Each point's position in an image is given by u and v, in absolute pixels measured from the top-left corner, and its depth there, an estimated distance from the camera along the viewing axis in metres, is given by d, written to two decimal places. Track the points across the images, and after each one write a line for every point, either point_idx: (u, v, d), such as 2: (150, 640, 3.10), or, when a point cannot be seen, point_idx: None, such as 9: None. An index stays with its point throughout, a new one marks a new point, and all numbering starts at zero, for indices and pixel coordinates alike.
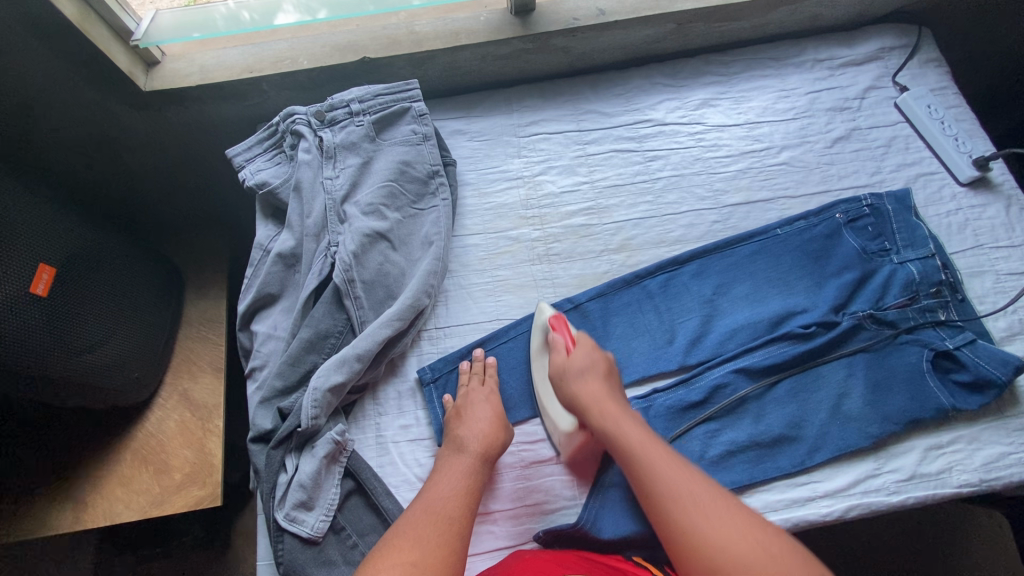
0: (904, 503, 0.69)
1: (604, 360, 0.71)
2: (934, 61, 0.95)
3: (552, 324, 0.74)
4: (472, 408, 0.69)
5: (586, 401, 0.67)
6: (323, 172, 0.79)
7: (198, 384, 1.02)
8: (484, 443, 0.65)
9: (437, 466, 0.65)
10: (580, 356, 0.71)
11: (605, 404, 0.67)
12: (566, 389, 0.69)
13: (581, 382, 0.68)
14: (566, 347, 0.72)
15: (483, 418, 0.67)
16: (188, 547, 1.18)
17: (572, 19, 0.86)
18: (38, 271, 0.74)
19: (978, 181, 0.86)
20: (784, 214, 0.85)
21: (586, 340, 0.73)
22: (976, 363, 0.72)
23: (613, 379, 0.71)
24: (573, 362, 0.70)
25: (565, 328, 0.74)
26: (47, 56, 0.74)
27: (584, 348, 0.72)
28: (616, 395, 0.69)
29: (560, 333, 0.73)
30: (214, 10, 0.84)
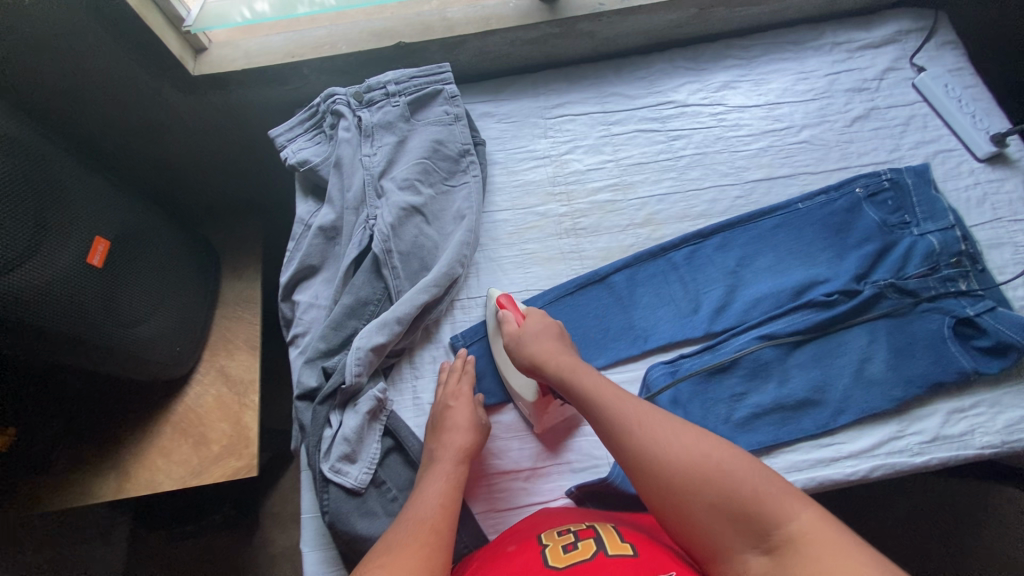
0: (927, 464, 0.70)
1: (555, 327, 0.73)
2: (951, 43, 0.97)
3: (501, 302, 0.76)
4: (450, 415, 0.68)
5: (544, 356, 0.68)
6: (361, 149, 0.83)
7: (235, 361, 1.06)
8: (457, 450, 0.66)
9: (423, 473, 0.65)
10: (534, 321, 0.72)
11: (563, 357, 0.68)
12: (524, 353, 0.69)
13: (535, 343, 0.69)
14: (518, 320, 0.73)
15: (457, 426, 0.67)
16: (221, 523, 1.22)
17: (597, 3, 0.89)
18: (95, 243, 0.78)
19: (996, 157, 0.88)
20: (805, 189, 0.87)
21: (536, 311, 0.75)
22: (997, 329, 0.73)
23: (567, 341, 0.73)
24: (528, 328, 0.71)
25: (513, 305, 0.75)
26: (110, 43, 0.79)
27: (537, 316, 0.74)
28: (570, 351, 0.70)
29: (509, 310, 0.75)
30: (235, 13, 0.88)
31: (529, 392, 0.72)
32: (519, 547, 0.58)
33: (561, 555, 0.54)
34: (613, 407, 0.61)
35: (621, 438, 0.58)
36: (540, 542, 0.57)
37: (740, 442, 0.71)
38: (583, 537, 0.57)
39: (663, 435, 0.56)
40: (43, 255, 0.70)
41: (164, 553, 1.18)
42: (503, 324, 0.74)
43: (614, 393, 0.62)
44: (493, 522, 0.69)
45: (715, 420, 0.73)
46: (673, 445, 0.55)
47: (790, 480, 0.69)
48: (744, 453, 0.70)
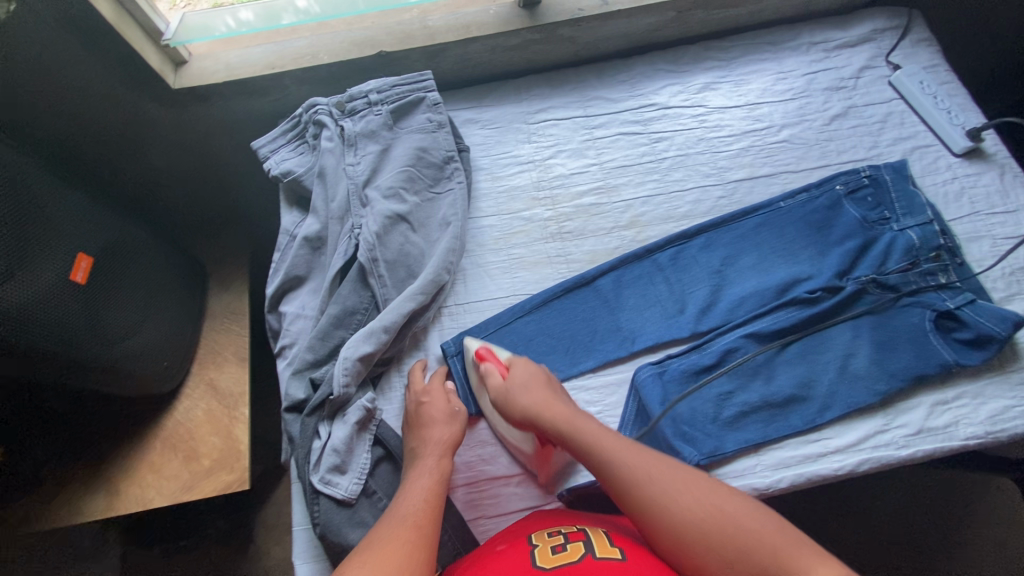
0: (913, 457, 0.71)
1: (541, 372, 0.72)
2: (925, 41, 0.98)
3: (478, 354, 0.74)
4: (426, 411, 0.69)
5: (538, 407, 0.67)
6: (345, 159, 0.83)
7: (224, 373, 1.05)
8: (441, 443, 0.66)
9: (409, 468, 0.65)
10: (518, 372, 0.71)
11: (557, 409, 0.67)
12: (513, 408, 0.68)
13: (525, 395, 0.68)
14: (501, 371, 0.72)
15: (436, 419, 0.68)
16: (215, 538, 1.21)
17: (577, 9, 0.90)
18: (77, 260, 0.78)
19: (972, 152, 0.89)
20: (787, 187, 0.88)
21: (517, 360, 0.73)
22: (978, 321, 0.74)
23: (556, 385, 0.72)
24: (514, 379, 0.70)
25: (494, 356, 0.74)
26: (87, 57, 0.79)
27: (520, 365, 0.72)
28: (562, 398, 0.70)
29: (490, 361, 0.73)
30: (219, 23, 0.87)
31: (526, 444, 0.70)
32: (510, 546, 0.58)
33: (550, 556, 0.55)
34: (612, 457, 0.61)
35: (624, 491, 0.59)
36: (530, 541, 0.58)
37: (729, 440, 0.71)
38: (573, 539, 0.57)
39: (665, 483, 0.58)
40: (25, 273, 0.69)
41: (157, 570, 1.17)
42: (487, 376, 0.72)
43: (615, 441, 0.63)
44: (485, 528, 0.69)
45: (704, 420, 0.73)
46: (676, 496, 0.57)
47: (780, 477, 0.70)
48: (732, 451, 0.71)
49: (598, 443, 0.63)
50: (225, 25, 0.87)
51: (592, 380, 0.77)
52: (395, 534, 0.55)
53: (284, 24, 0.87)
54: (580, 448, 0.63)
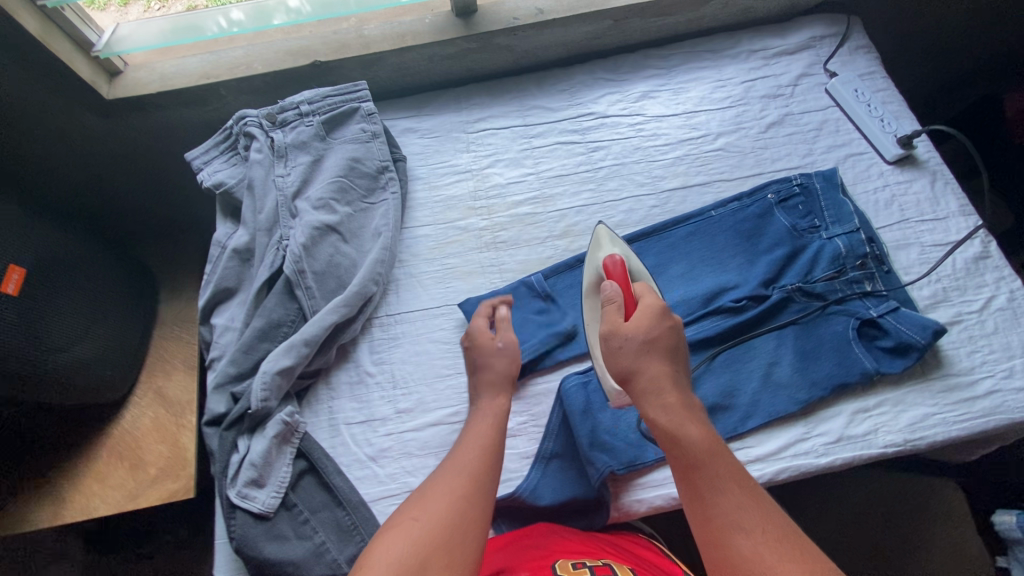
0: (832, 465, 0.72)
1: (670, 329, 0.62)
2: (863, 48, 0.99)
3: (608, 267, 0.69)
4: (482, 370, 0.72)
5: (650, 382, 0.58)
6: (274, 170, 0.83)
7: (172, 381, 1.03)
8: (492, 411, 0.69)
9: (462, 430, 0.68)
10: (643, 322, 0.61)
11: (672, 394, 0.58)
12: (616, 362, 0.61)
13: (642, 358, 0.59)
14: (623, 304, 0.65)
15: (491, 380, 0.72)
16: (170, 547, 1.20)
17: (511, 18, 0.91)
18: (8, 272, 0.77)
19: (904, 159, 0.90)
20: (720, 196, 0.89)
21: (652, 300, 0.64)
22: (898, 329, 0.75)
23: (680, 352, 0.62)
24: (633, 332, 0.61)
25: (620, 277, 0.68)
26: (13, 70, 0.78)
27: (651, 313, 0.62)
28: (682, 379, 0.60)
29: (615, 286, 0.66)
30: (208, 24, 0.86)
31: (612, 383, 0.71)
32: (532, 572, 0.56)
33: None
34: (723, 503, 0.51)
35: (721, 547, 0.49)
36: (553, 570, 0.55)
37: (650, 450, 0.72)
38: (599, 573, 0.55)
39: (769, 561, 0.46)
40: None
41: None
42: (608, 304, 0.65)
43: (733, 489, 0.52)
44: None
45: (627, 430, 0.73)
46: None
47: None
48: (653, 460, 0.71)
49: (708, 456, 0.54)
50: (216, 25, 0.85)
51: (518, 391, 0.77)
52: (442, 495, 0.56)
53: (275, 24, 0.85)
54: (685, 456, 0.54)
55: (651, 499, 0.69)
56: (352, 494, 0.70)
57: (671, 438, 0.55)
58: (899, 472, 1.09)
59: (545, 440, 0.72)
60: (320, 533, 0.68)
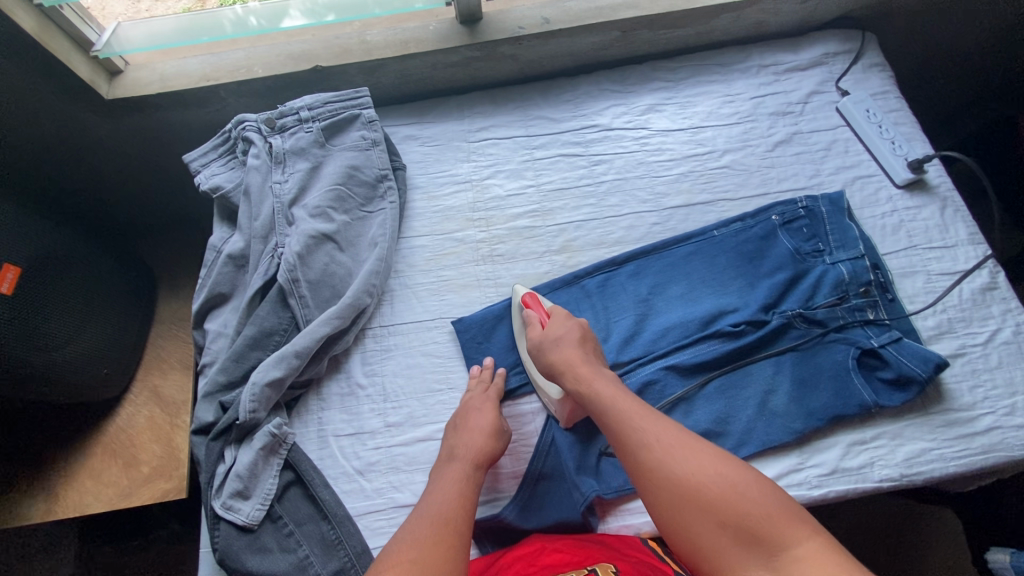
0: (825, 497, 0.70)
1: (578, 328, 0.73)
2: (877, 66, 0.97)
3: (525, 300, 0.78)
4: (474, 418, 0.71)
5: (563, 365, 0.69)
6: (272, 176, 0.82)
7: (168, 381, 1.02)
8: (475, 451, 0.68)
9: (433, 480, 0.66)
10: (557, 324, 0.73)
11: (582, 367, 0.68)
12: (543, 357, 0.71)
13: (557, 349, 0.70)
14: (541, 320, 0.75)
15: (479, 429, 0.69)
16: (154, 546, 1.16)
17: (517, 27, 0.89)
18: (3, 270, 0.76)
19: (914, 184, 0.87)
20: (723, 216, 0.87)
21: (560, 311, 0.76)
22: (899, 361, 0.74)
23: (591, 345, 0.72)
24: (550, 332, 0.72)
25: (539, 305, 0.77)
26: (16, 70, 0.78)
27: (560, 317, 0.74)
28: (593, 360, 0.70)
29: (533, 310, 0.76)
30: (223, 14, 0.86)
31: (553, 390, 0.72)
32: None
33: None
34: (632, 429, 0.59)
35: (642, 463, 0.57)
36: None
37: None
38: None
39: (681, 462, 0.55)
40: None
41: None
42: (529, 324, 0.76)
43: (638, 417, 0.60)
44: None
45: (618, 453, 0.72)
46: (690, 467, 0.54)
47: None
48: None
49: (616, 400, 0.63)
50: (232, 13, 0.86)
51: (510, 409, 0.77)
52: (425, 543, 0.56)
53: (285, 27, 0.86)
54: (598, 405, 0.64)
55: (642, 525, 0.68)
56: (337, 508, 0.70)
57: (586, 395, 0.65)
58: (894, 493, 1.04)
59: (534, 461, 0.72)
60: (304, 546, 0.68)
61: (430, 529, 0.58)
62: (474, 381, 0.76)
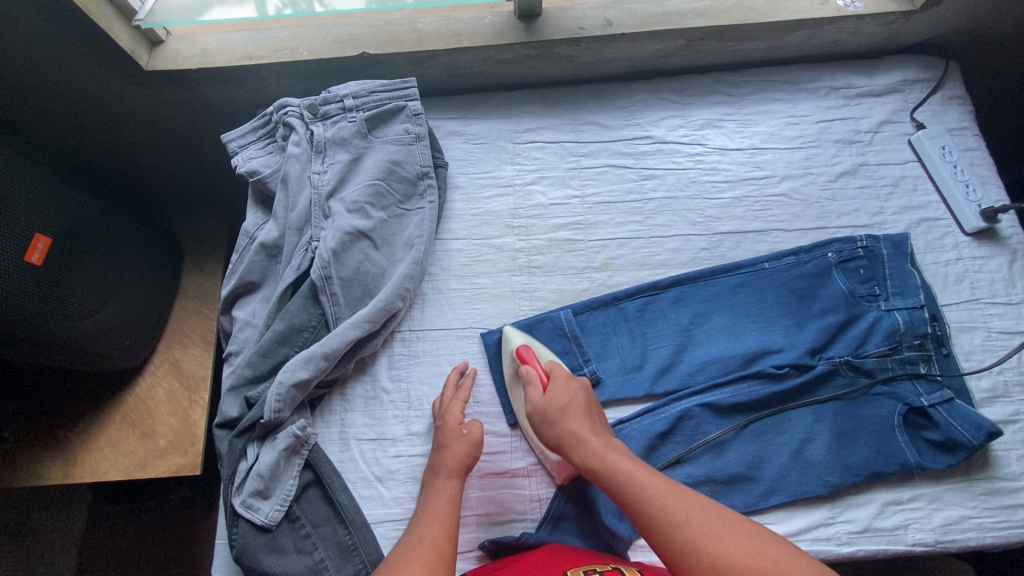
0: (853, 555, 0.68)
1: (582, 393, 0.67)
2: (957, 99, 0.90)
3: (522, 353, 0.72)
4: (440, 432, 0.70)
5: (571, 436, 0.63)
6: (311, 166, 0.79)
7: (189, 355, 0.99)
8: (453, 464, 0.67)
9: (423, 497, 0.65)
10: (559, 390, 0.67)
11: (591, 439, 0.62)
12: (553, 432, 0.65)
13: (564, 420, 0.64)
14: (541, 381, 0.69)
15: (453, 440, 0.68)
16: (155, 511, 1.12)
17: (577, 27, 0.84)
18: (34, 240, 0.73)
19: (984, 232, 0.82)
20: (775, 247, 0.83)
21: (561, 371, 0.70)
22: (949, 424, 0.70)
23: (596, 410, 0.67)
24: (553, 400, 0.66)
25: (536, 359, 0.72)
26: (51, 34, 0.75)
27: (562, 381, 0.69)
28: (599, 428, 0.65)
29: (532, 366, 0.71)
30: None
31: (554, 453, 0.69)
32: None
33: None
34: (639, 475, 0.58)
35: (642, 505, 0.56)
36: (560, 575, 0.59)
37: None
38: None
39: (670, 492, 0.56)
40: None
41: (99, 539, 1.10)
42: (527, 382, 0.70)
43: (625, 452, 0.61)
44: None
45: None
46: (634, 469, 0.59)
47: None
48: None
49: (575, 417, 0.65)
50: None
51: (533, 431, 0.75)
52: (413, 561, 0.56)
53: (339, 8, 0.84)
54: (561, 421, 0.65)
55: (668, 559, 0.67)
56: (355, 514, 0.69)
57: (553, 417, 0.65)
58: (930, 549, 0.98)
59: (556, 499, 0.70)
60: (320, 549, 0.67)
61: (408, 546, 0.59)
62: (442, 391, 0.74)
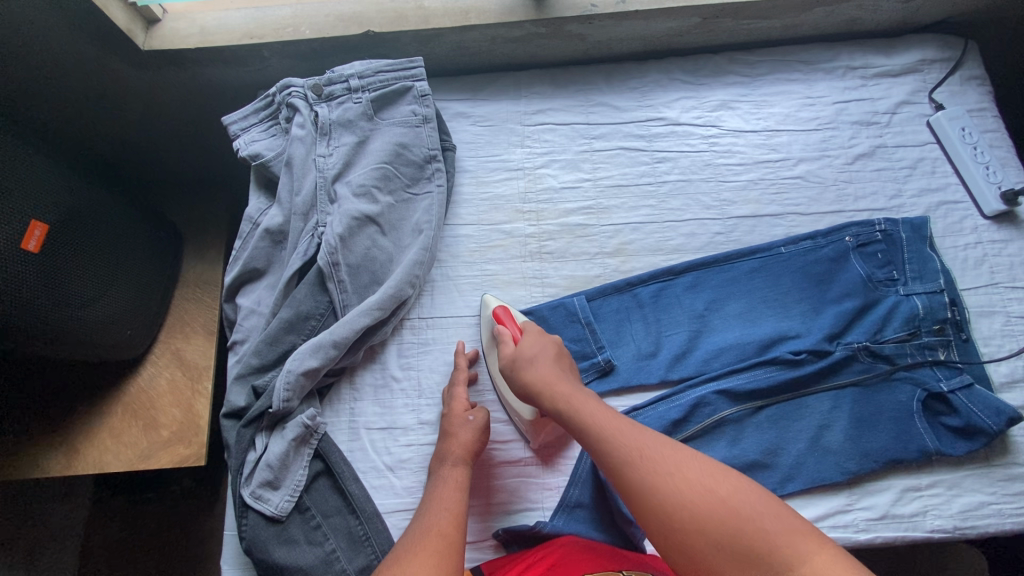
0: (871, 542, 0.67)
1: (553, 345, 0.69)
2: (977, 79, 0.88)
3: (496, 313, 0.72)
4: (445, 420, 0.68)
5: (540, 382, 0.64)
6: (316, 148, 0.77)
7: (191, 345, 0.97)
8: (459, 451, 0.65)
9: (429, 485, 0.64)
10: (531, 341, 0.68)
11: (559, 386, 0.64)
12: (518, 377, 0.66)
13: (532, 369, 0.65)
14: (514, 337, 0.70)
15: (456, 426, 0.67)
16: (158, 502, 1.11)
17: (589, 5, 0.82)
18: (30, 227, 0.71)
19: (1003, 215, 0.81)
20: (791, 231, 0.81)
21: (534, 327, 0.71)
22: (969, 409, 0.69)
23: (567, 362, 0.68)
24: (523, 350, 0.67)
25: (512, 320, 0.71)
26: (44, 12, 0.72)
27: (533, 334, 0.69)
28: (570, 375, 0.66)
29: (506, 325, 0.71)
30: None
31: (526, 410, 0.70)
32: None
33: None
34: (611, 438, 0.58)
35: (647, 499, 0.52)
36: None
37: None
38: None
39: (688, 481, 0.52)
40: None
41: (103, 531, 1.08)
42: (499, 341, 0.70)
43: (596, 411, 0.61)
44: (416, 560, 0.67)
45: None
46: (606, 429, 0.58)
47: None
48: None
49: (548, 380, 0.64)
50: None
51: None
52: (423, 550, 0.55)
53: None
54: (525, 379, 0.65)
55: None
56: (366, 504, 0.67)
57: (519, 375, 0.66)
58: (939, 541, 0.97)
59: (570, 488, 0.69)
60: (331, 540, 0.66)
61: (418, 534, 0.57)
62: (448, 380, 0.73)
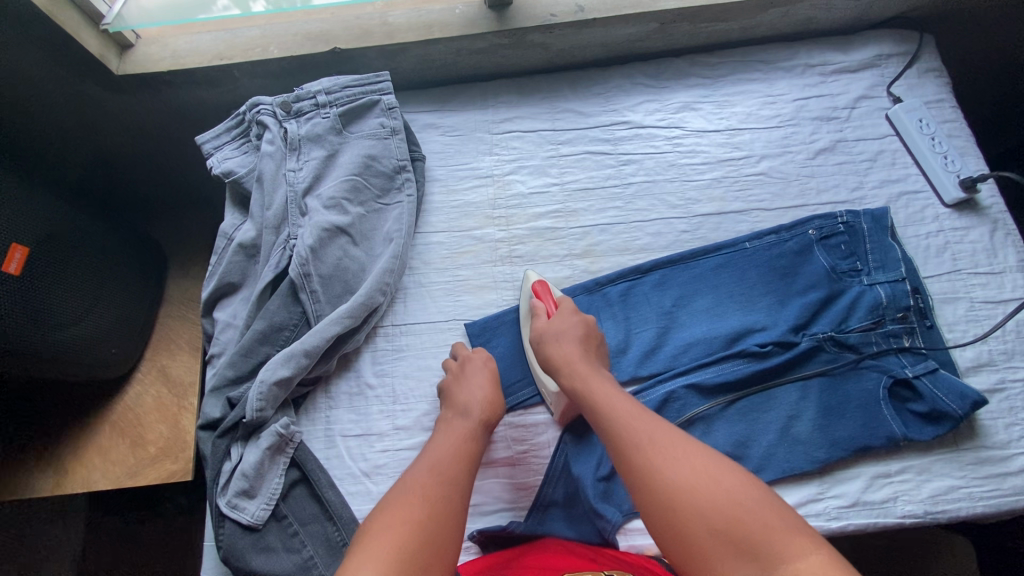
0: (843, 530, 0.67)
1: (583, 326, 0.71)
2: (933, 71, 0.90)
3: (535, 290, 0.76)
4: (465, 379, 0.70)
5: (561, 361, 0.67)
6: (286, 163, 0.79)
7: (176, 361, 0.99)
8: (482, 409, 0.68)
9: (440, 433, 0.66)
10: (562, 320, 0.71)
11: (579, 366, 0.66)
12: (543, 352, 0.70)
13: (557, 347, 0.68)
14: (547, 312, 0.73)
15: (479, 383, 0.70)
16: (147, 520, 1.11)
17: (548, 14, 0.84)
18: (10, 250, 0.72)
19: (964, 203, 0.82)
20: (756, 226, 0.83)
21: (568, 305, 0.73)
22: (934, 394, 0.70)
23: (595, 343, 0.71)
24: (552, 325, 0.70)
25: (549, 295, 0.75)
26: (21, 43, 0.74)
27: (566, 312, 0.72)
28: (592, 360, 0.68)
29: (543, 301, 0.74)
30: None
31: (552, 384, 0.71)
32: None
33: None
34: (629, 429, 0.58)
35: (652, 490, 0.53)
36: None
37: None
38: None
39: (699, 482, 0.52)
40: None
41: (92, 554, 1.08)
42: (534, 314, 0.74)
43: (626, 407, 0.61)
44: None
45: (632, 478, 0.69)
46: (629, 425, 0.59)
47: None
48: None
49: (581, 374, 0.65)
50: None
51: (517, 418, 0.74)
52: (431, 505, 0.57)
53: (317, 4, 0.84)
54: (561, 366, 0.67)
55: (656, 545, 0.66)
56: (343, 510, 0.68)
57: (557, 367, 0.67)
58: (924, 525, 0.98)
59: (546, 486, 0.70)
60: (308, 547, 0.67)
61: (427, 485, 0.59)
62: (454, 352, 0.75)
